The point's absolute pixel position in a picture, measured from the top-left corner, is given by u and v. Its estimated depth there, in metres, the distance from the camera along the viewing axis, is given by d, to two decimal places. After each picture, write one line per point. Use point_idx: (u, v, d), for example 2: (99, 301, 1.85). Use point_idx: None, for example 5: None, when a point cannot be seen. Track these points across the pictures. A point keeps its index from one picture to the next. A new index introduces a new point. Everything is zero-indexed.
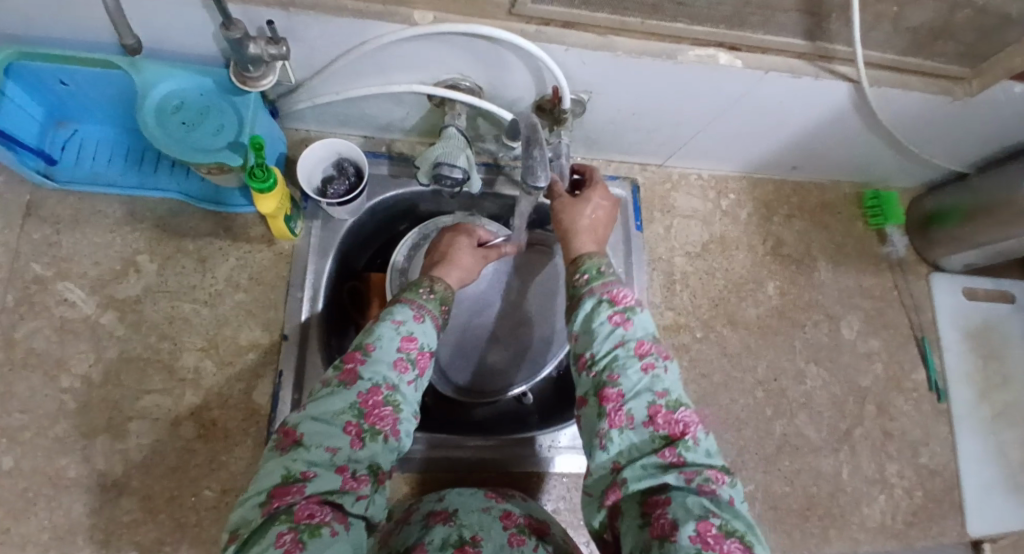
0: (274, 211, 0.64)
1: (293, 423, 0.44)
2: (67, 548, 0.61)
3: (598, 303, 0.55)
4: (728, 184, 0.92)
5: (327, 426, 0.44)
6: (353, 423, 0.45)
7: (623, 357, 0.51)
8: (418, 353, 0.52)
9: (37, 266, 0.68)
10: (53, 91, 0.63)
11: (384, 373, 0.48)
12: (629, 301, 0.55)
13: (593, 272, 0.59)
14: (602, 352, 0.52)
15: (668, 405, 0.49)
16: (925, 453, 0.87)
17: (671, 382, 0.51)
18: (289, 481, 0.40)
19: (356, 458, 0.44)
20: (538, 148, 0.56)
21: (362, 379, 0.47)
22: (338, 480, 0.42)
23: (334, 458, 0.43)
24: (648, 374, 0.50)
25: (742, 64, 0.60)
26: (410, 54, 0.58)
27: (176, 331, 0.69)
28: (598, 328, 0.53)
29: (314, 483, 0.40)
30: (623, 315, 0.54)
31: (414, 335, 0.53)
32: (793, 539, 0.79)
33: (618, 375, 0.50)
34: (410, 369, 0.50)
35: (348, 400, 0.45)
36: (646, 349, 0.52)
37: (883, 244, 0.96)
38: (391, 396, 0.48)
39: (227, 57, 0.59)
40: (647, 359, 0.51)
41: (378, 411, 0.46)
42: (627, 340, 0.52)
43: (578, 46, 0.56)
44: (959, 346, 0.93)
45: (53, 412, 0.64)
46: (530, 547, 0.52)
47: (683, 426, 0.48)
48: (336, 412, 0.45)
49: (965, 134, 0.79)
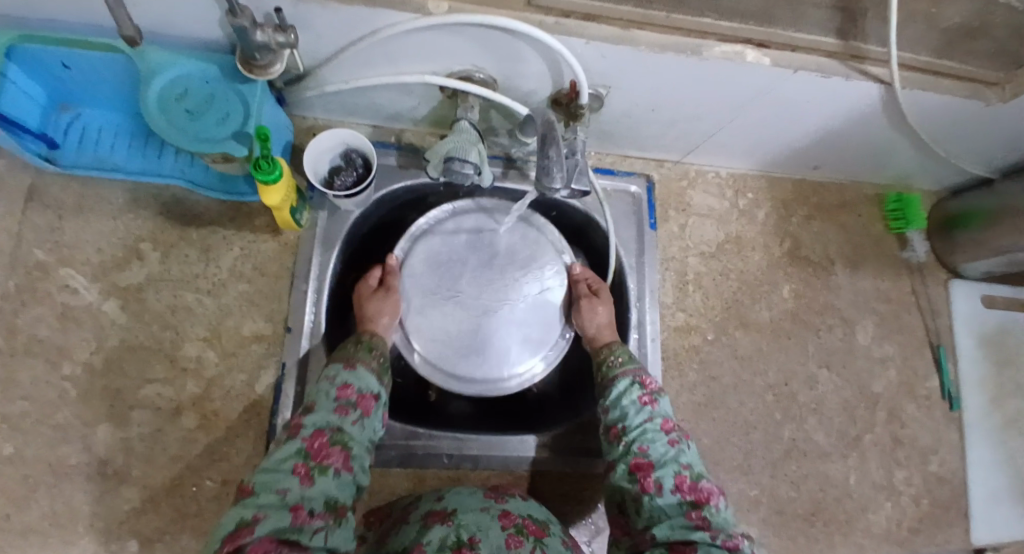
0: (279, 203, 0.62)
1: (247, 479, 0.46)
2: (70, 536, 0.61)
3: (630, 384, 0.63)
4: (746, 182, 0.90)
5: (275, 473, 0.46)
6: (301, 465, 0.47)
7: (650, 431, 0.58)
8: (358, 398, 0.55)
9: (39, 252, 0.67)
10: (56, 75, 0.61)
11: (325, 419, 0.51)
12: (656, 386, 0.63)
13: (615, 359, 0.67)
14: (632, 426, 0.59)
15: (691, 476, 0.54)
16: (934, 461, 0.86)
17: (692, 457, 0.57)
18: (240, 524, 0.41)
19: (308, 496, 0.45)
20: (553, 147, 0.55)
21: (305, 427, 0.50)
22: (289, 517, 0.43)
23: (286, 497, 0.44)
24: (673, 447, 0.56)
25: (769, 61, 0.57)
26: (422, 43, 0.56)
27: (179, 321, 0.68)
28: (629, 405, 0.60)
29: (264, 521, 0.42)
30: (651, 395, 0.61)
31: (348, 384, 0.55)
32: (796, 544, 0.79)
33: (647, 447, 0.56)
34: (352, 411, 0.53)
35: (292, 448, 0.48)
36: (670, 426, 0.59)
37: (903, 247, 0.93)
38: (336, 436, 0.50)
39: (232, 42, 0.57)
40: (672, 435, 0.58)
41: (325, 450, 0.49)
42: (654, 416, 0.59)
43: (599, 39, 0.53)
44: (975, 354, 0.91)
45: (56, 399, 0.64)
46: (527, 549, 0.51)
47: (706, 494, 0.53)
48: (282, 461, 0.47)
49: (996, 140, 0.76)
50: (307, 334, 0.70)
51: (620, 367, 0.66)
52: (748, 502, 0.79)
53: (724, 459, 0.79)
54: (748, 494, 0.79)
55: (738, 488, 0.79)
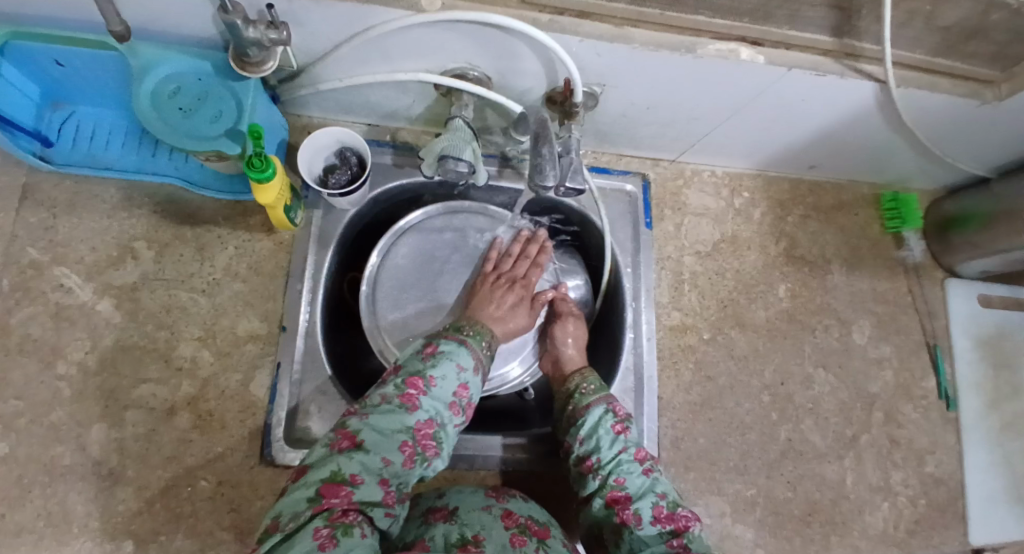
0: (272, 202, 0.62)
1: (355, 428, 0.48)
2: (63, 536, 0.61)
3: (603, 412, 0.63)
4: (742, 181, 0.89)
5: (385, 440, 0.48)
6: (408, 444, 0.49)
7: (625, 462, 0.59)
8: (467, 404, 0.56)
9: (33, 251, 0.67)
10: (51, 73, 0.61)
11: (439, 409, 0.53)
12: (626, 413, 0.64)
13: (582, 387, 0.67)
14: (607, 458, 0.59)
15: (668, 504, 0.56)
16: (931, 462, 0.86)
17: (667, 485, 0.58)
18: (340, 481, 0.44)
19: (399, 475, 0.47)
20: (547, 145, 0.55)
21: (422, 408, 0.52)
22: (380, 493, 0.45)
23: (384, 469, 0.47)
24: (648, 477, 0.58)
25: (764, 60, 0.56)
26: (416, 40, 0.56)
27: (173, 321, 0.68)
28: (603, 436, 0.61)
29: (361, 489, 0.44)
30: (622, 423, 0.62)
31: (467, 386, 0.57)
32: (793, 545, 0.78)
33: (624, 479, 0.58)
34: (460, 414, 0.55)
35: (404, 421, 0.50)
36: (643, 455, 0.60)
37: (900, 248, 0.93)
38: (438, 431, 0.52)
39: (226, 40, 0.57)
40: (646, 464, 0.59)
41: (426, 441, 0.51)
42: (626, 446, 0.60)
43: (593, 37, 0.53)
44: (972, 354, 0.90)
45: (49, 399, 0.64)
46: (531, 548, 0.51)
47: (685, 521, 0.55)
48: (394, 430, 0.49)
49: (992, 139, 0.76)
50: (302, 333, 0.69)
51: (591, 393, 0.65)
52: (745, 503, 0.78)
53: (720, 460, 0.79)
54: (745, 495, 0.79)
55: (735, 488, 0.79)
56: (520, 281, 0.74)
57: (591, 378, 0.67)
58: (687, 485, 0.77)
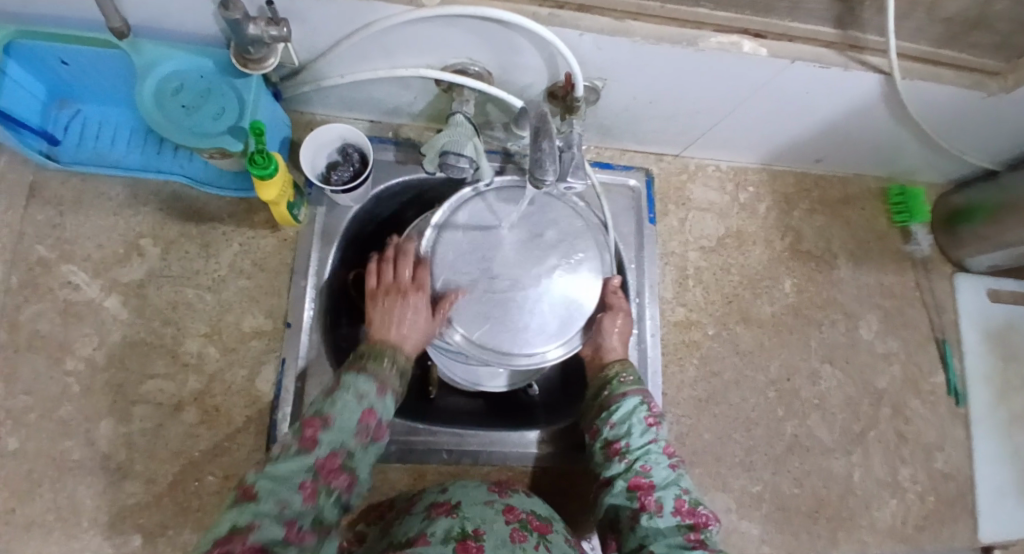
0: (275, 198, 0.62)
1: (250, 477, 0.44)
2: (73, 529, 0.62)
3: (637, 402, 0.63)
4: (747, 175, 0.89)
5: (282, 482, 0.44)
6: (309, 481, 0.45)
7: (654, 452, 0.59)
8: (377, 427, 0.52)
9: (42, 248, 0.68)
10: (57, 72, 0.62)
11: (343, 439, 0.49)
12: (660, 409, 0.63)
13: (623, 374, 0.66)
14: (635, 445, 0.59)
15: (690, 500, 0.55)
16: (940, 457, 0.85)
17: (690, 484, 0.58)
18: (233, 531, 0.40)
19: (302, 515, 0.44)
20: (547, 140, 0.54)
21: (321, 444, 0.48)
22: (283, 532, 0.42)
23: (285, 511, 0.43)
24: (674, 471, 0.58)
25: (767, 52, 0.56)
26: (416, 36, 0.56)
27: (179, 317, 0.68)
28: (635, 423, 0.61)
29: (258, 533, 0.41)
30: (655, 417, 0.62)
31: (373, 410, 0.53)
32: (799, 540, 0.78)
33: (650, 468, 0.57)
34: (368, 440, 0.51)
35: (303, 462, 0.46)
36: (671, 451, 0.60)
37: (908, 241, 0.92)
38: (346, 462, 0.49)
39: (228, 37, 0.57)
40: (673, 459, 0.59)
41: (332, 473, 0.47)
42: (657, 439, 0.60)
43: (593, 31, 0.53)
44: (982, 349, 0.89)
45: (58, 394, 0.64)
46: (531, 545, 0.51)
47: (705, 519, 0.54)
48: (291, 473, 0.45)
49: (1001, 131, 0.75)
50: (306, 328, 0.70)
51: (629, 384, 0.65)
52: (751, 498, 0.78)
53: (726, 455, 0.79)
54: (751, 490, 0.78)
55: (741, 483, 0.78)
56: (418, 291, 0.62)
57: (628, 370, 0.67)
58: (692, 480, 0.77)
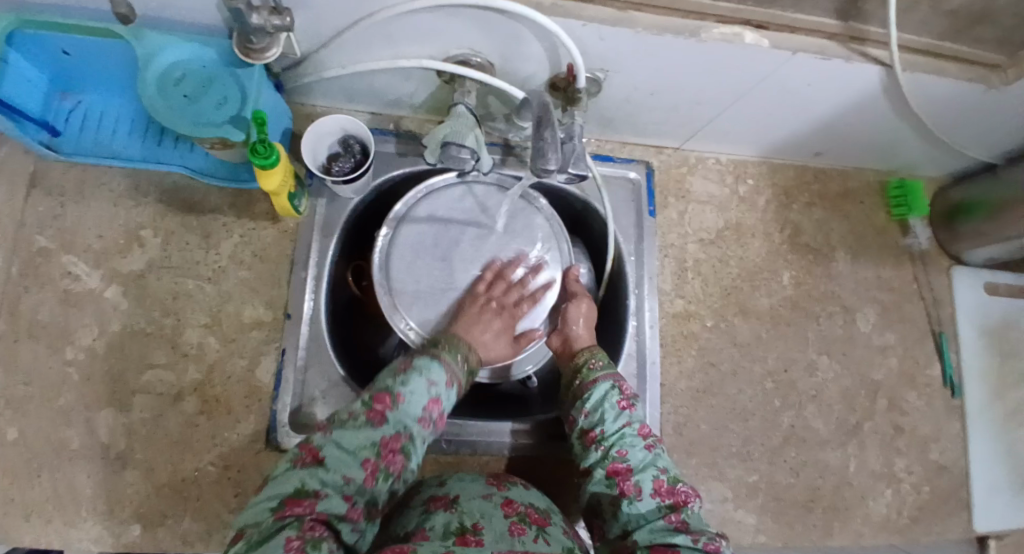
0: (277, 188, 0.62)
1: (320, 442, 0.47)
2: (73, 518, 0.62)
3: (608, 387, 0.63)
4: (746, 168, 0.89)
5: (347, 457, 0.46)
6: (371, 461, 0.47)
7: (628, 436, 0.59)
8: (438, 416, 0.54)
9: (41, 238, 0.68)
10: (58, 62, 0.61)
11: (406, 422, 0.51)
12: (633, 392, 0.63)
13: (594, 359, 0.67)
14: (610, 430, 0.59)
15: (669, 479, 0.55)
16: (934, 449, 0.86)
17: (669, 462, 0.58)
18: (303, 495, 0.43)
19: (362, 492, 0.46)
20: (549, 130, 0.55)
21: (387, 424, 0.50)
22: (344, 508, 0.44)
23: (347, 486, 0.45)
24: (651, 452, 0.57)
25: (769, 43, 0.56)
26: (418, 27, 0.56)
27: (180, 307, 0.68)
28: (607, 409, 0.61)
29: (323, 504, 0.43)
30: (628, 400, 0.62)
31: (439, 398, 0.54)
32: (794, 531, 0.79)
33: (626, 451, 0.57)
34: (428, 428, 0.53)
35: (369, 439, 0.48)
36: (647, 431, 0.60)
37: (906, 235, 0.93)
38: (408, 446, 0.50)
39: (231, 27, 0.57)
40: (648, 439, 0.59)
41: (394, 456, 0.49)
42: (631, 421, 0.60)
43: (596, 20, 0.53)
44: (977, 343, 0.90)
45: (58, 384, 0.65)
46: (530, 537, 0.51)
47: (683, 496, 0.54)
48: (357, 447, 0.47)
49: (1000, 125, 0.75)
50: (306, 319, 0.70)
51: (599, 369, 0.65)
52: (747, 489, 0.79)
53: (722, 446, 0.79)
54: (746, 481, 0.79)
55: (736, 474, 0.79)
56: (505, 307, 0.69)
57: (597, 356, 0.67)
58: (689, 471, 0.78)
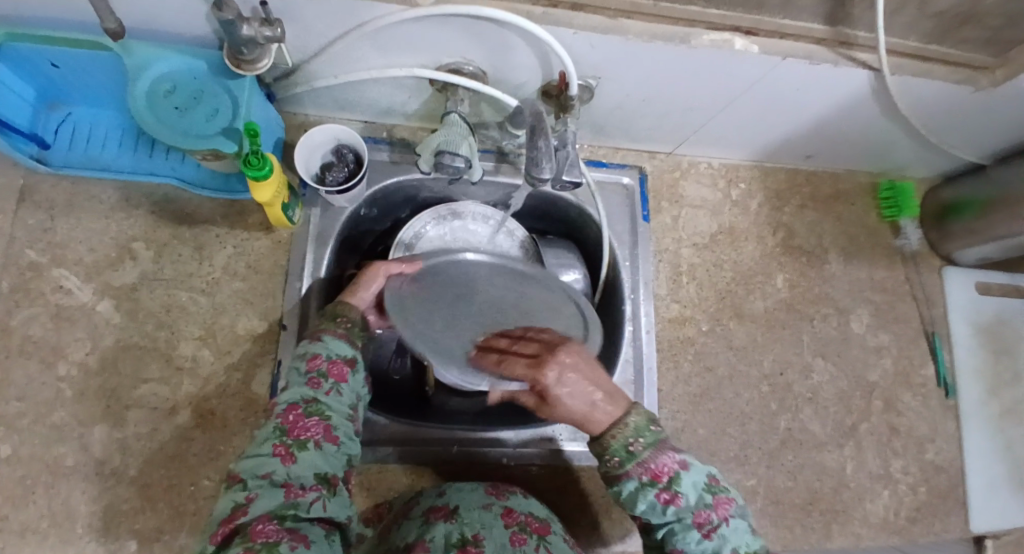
0: (270, 199, 0.62)
1: (235, 462, 0.45)
2: (67, 535, 0.61)
3: (641, 486, 0.48)
4: (739, 172, 0.90)
5: (255, 457, 0.44)
6: (279, 444, 0.45)
7: (680, 531, 0.48)
8: (329, 365, 0.51)
9: (32, 252, 0.67)
10: (46, 75, 0.61)
11: (299, 392, 0.49)
12: (672, 474, 0.48)
13: (619, 453, 0.48)
14: (658, 525, 0.49)
15: None
16: (932, 449, 0.86)
17: (734, 536, 0.48)
18: (235, 509, 0.41)
19: (296, 474, 0.44)
20: (543, 138, 0.55)
21: (280, 405, 0.48)
22: (282, 494, 0.42)
23: (271, 479, 0.43)
24: (709, 540, 0.47)
25: (758, 49, 0.57)
26: (410, 36, 0.56)
27: (173, 320, 0.68)
28: (646, 511, 0.48)
29: (257, 503, 0.41)
30: (670, 493, 0.47)
31: (318, 351, 0.52)
32: (794, 534, 0.79)
33: (681, 548, 0.48)
34: (324, 382, 0.50)
35: (269, 429, 0.46)
36: (704, 517, 0.47)
37: (897, 236, 0.93)
38: (311, 408, 0.48)
39: (221, 38, 0.57)
40: (705, 527, 0.47)
41: (301, 425, 0.46)
42: (680, 515, 0.48)
43: (587, 29, 0.53)
44: (971, 342, 0.91)
45: (51, 400, 0.64)
46: (531, 546, 0.51)
47: None
48: (262, 443, 0.45)
49: (987, 126, 0.76)
50: (302, 330, 0.70)
51: (630, 460, 0.48)
52: (746, 492, 0.79)
53: (721, 450, 0.79)
54: (745, 484, 0.79)
55: (736, 478, 0.79)
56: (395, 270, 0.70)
57: (626, 431, 0.49)
58: None
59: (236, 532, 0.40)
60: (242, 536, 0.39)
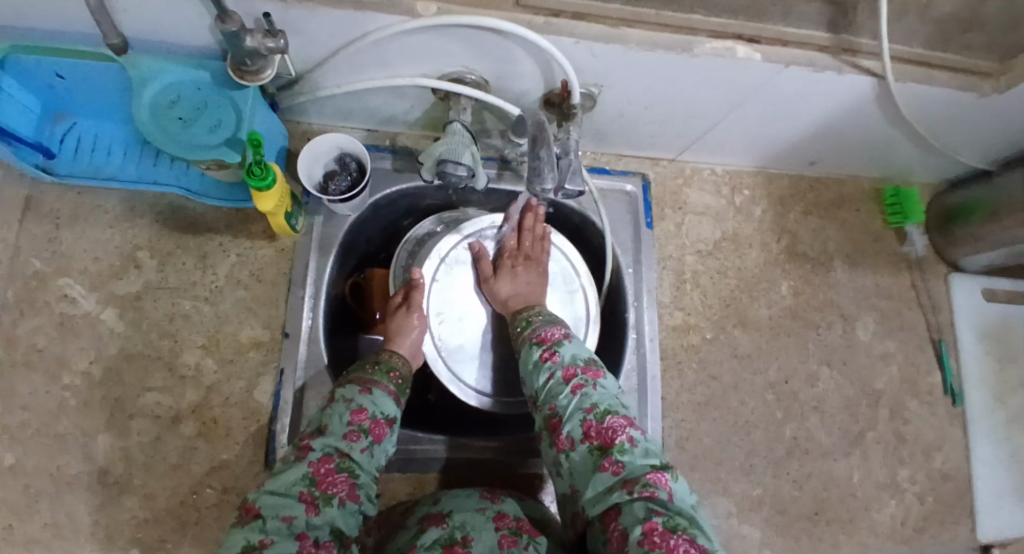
0: (273, 209, 0.62)
1: (253, 497, 0.44)
2: (71, 545, 0.61)
3: (533, 346, 0.59)
4: (742, 179, 0.89)
5: (282, 498, 0.43)
6: (307, 492, 0.45)
7: (552, 390, 0.54)
8: (370, 424, 0.53)
9: (37, 263, 0.67)
10: (52, 86, 0.61)
11: (335, 443, 0.49)
12: (557, 338, 0.59)
13: (524, 323, 0.64)
14: (539, 388, 0.55)
15: (597, 417, 0.49)
16: (940, 458, 0.85)
17: (599, 395, 0.52)
18: (247, 549, 0.39)
19: (315, 525, 0.43)
20: (545, 148, 0.55)
21: (314, 450, 0.48)
22: (296, 546, 0.41)
23: (292, 526, 0.42)
24: (575, 395, 0.52)
25: (761, 57, 0.57)
26: (413, 46, 0.56)
27: (177, 329, 0.68)
28: (531, 368, 0.57)
29: (272, 548, 0.40)
30: (550, 349, 0.57)
31: (363, 408, 0.53)
32: (801, 544, 0.78)
33: (553, 405, 0.53)
34: (362, 438, 0.51)
35: (299, 472, 0.46)
36: (570, 372, 0.54)
37: (902, 243, 0.93)
38: (344, 463, 0.49)
39: (224, 49, 0.57)
40: (572, 380, 0.53)
41: (331, 478, 0.47)
42: (554, 370, 0.55)
43: (588, 38, 0.53)
44: (978, 349, 0.90)
45: (54, 409, 0.64)
46: (520, 548, 0.51)
47: (614, 432, 0.48)
48: (290, 485, 0.45)
49: (992, 132, 0.76)
50: (305, 339, 0.70)
51: (534, 323, 0.63)
52: (751, 502, 0.78)
53: (726, 459, 0.79)
54: (751, 494, 0.78)
55: (741, 488, 0.78)
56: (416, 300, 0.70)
57: (533, 312, 0.65)
58: (693, 485, 0.77)
59: None
60: None
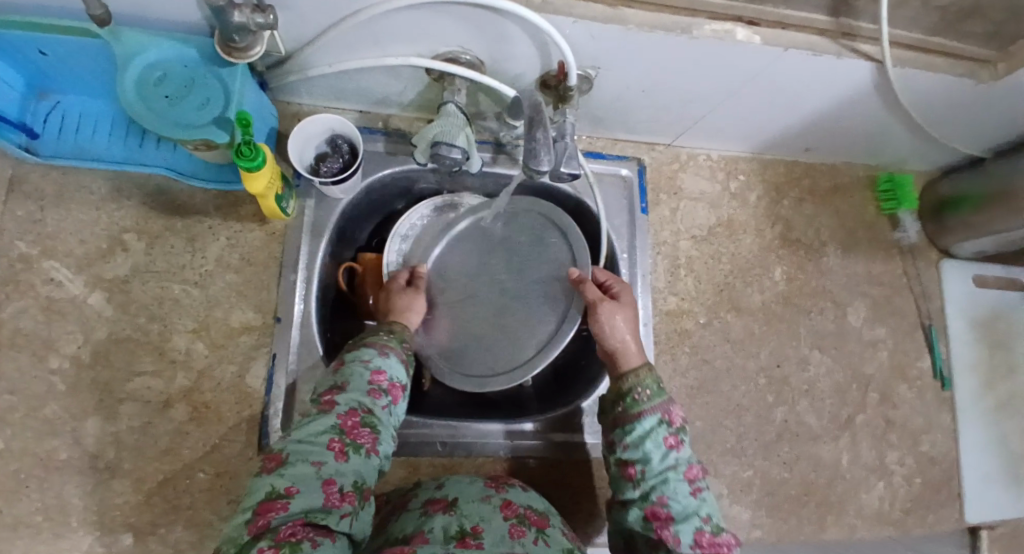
0: (264, 191, 0.61)
1: (278, 448, 0.46)
2: (61, 529, 0.61)
3: (654, 422, 0.57)
4: (738, 164, 0.89)
5: (310, 446, 0.46)
6: (336, 440, 0.47)
7: (673, 480, 0.54)
8: (389, 385, 0.55)
9: (21, 244, 0.66)
10: (33, 62, 0.59)
11: (358, 399, 0.52)
12: (680, 423, 0.57)
13: (637, 394, 0.59)
14: (653, 474, 0.55)
15: (711, 529, 0.53)
16: (926, 441, 0.86)
17: (711, 505, 0.55)
18: (273, 497, 0.42)
19: (341, 472, 0.45)
20: (542, 130, 0.54)
21: (339, 404, 0.51)
22: (321, 496, 0.43)
23: (320, 471, 0.44)
24: (694, 498, 0.54)
25: (760, 40, 0.56)
26: (406, 24, 0.55)
27: (166, 313, 0.67)
28: (653, 449, 0.55)
29: (298, 498, 0.42)
30: (676, 437, 0.56)
31: (382, 369, 0.56)
32: (789, 525, 0.79)
33: (668, 498, 0.53)
34: (383, 396, 0.54)
35: (327, 423, 0.48)
36: (694, 473, 0.55)
37: (895, 229, 0.93)
38: (368, 418, 0.51)
39: (211, 24, 0.55)
40: (695, 483, 0.55)
41: (357, 430, 0.49)
42: (678, 464, 0.55)
43: (586, 18, 0.52)
44: (966, 334, 0.91)
45: (42, 394, 0.63)
46: (530, 539, 0.50)
47: (723, 549, 0.52)
48: (318, 434, 0.47)
49: (987, 120, 0.76)
50: (297, 323, 0.69)
51: (645, 401, 0.58)
52: (741, 485, 0.79)
53: (717, 442, 0.80)
54: (741, 476, 0.79)
55: (731, 470, 0.79)
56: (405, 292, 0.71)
57: (658, 376, 0.61)
58: None
59: (267, 530, 0.40)
60: (272, 534, 0.39)
